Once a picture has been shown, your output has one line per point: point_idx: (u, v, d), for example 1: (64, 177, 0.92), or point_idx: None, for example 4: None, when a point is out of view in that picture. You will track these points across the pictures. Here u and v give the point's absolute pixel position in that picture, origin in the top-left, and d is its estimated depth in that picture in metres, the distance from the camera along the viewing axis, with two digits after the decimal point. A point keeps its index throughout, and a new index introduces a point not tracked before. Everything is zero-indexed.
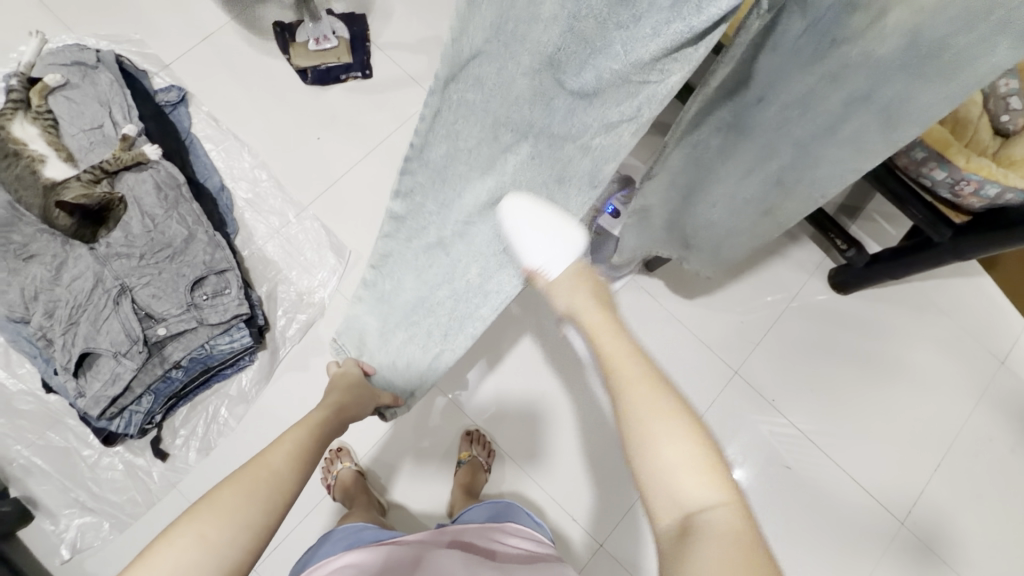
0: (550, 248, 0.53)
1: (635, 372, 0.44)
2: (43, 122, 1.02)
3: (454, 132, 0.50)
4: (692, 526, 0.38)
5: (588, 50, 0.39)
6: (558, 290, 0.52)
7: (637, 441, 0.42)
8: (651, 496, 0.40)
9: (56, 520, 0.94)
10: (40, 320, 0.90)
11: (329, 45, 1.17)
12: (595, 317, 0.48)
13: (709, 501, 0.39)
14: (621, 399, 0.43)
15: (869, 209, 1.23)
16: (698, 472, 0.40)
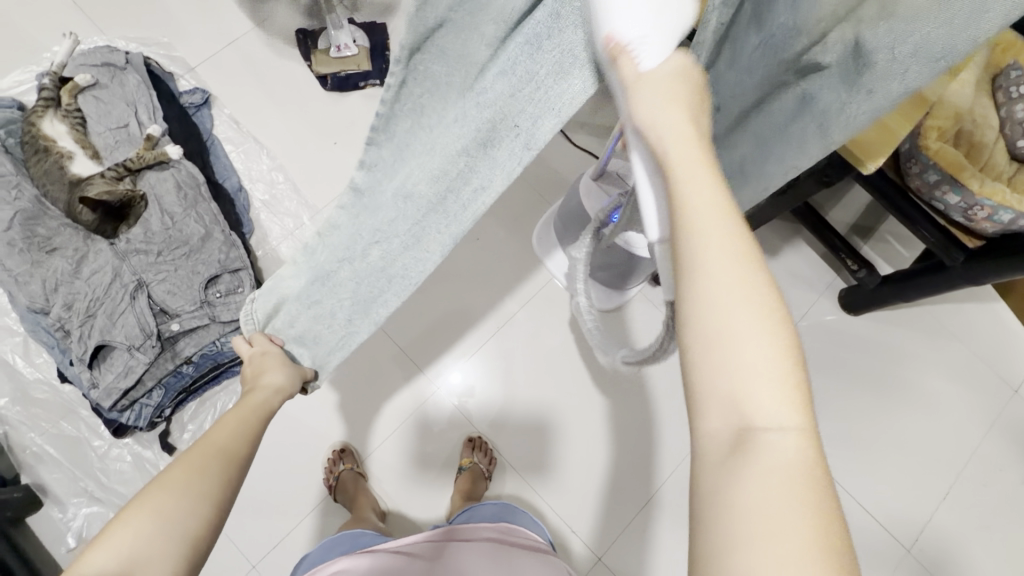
0: (641, 18, 0.33)
1: (724, 236, 0.31)
2: (72, 120, 1.05)
3: (420, 105, 0.50)
4: (753, 445, 0.29)
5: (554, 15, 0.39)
6: (646, 88, 0.35)
7: (708, 325, 0.31)
8: (709, 392, 0.31)
9: (64, 508, 0.96)
10: (59, 311, 0.92)
11: (349, 53, 1.18)
12: (688, 153, 0.34)
13: (785, 421, 0.30)
14: (694, 255, 0.32)
15: (882, 230, 1.22)
16: (777, 386, 0.30)
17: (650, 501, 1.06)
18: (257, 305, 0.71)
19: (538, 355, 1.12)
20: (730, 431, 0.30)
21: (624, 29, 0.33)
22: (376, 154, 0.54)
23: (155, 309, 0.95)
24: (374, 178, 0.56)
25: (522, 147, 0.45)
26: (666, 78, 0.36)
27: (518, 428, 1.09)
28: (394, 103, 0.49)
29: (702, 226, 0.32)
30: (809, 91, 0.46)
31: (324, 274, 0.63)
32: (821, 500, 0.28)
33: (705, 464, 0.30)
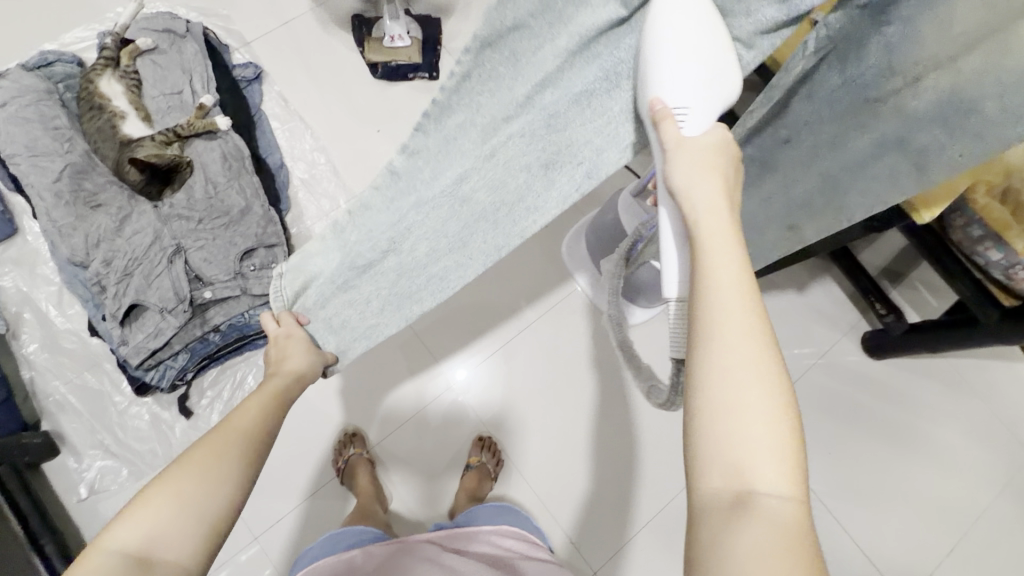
0: (693, 83, 0.47)
1: (746, 318, 0.40)
2: (128, 81, 1.07)
3: (476, 103, 0.50)
4: (748, 502, 0.36)
5: (621, 34, 0.47)
6: (687, 155, 0.48)
7: (717, 389, 0.39)
8: (711, 453, 0.38)
9: (80, 458, 0.98)
10: (98, 267, 0.93)
11: (402, 44, 1.21)
12: (716, 223, 0.45)
13: (780, 490, 0.36)
14: (710, 332, 0.40)
15: (912, 277, 1.21)
16: (775, 454, 0.37)
17: (651, 520, 1.06)
18: (285, 281, 0.64)
19: (555, 363, 1.13)
20: (732, 489, 0.37)
21: (670, 97, 0.47)
22: (421, 141, 0.53)
23: (190, 275, 0.96)
24: (414, 166, 0.54)
25: (582, 174, 0.55)
26: (696, 158, 0.48)
27: (529, 435, 1.09)
28: (457, 86, 0.49)
29: (715, 320, 0.41)
30: (893, 132, 0.47)
31: (361, 265, 0.59)
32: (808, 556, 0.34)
33: (709, 510, 0.37)
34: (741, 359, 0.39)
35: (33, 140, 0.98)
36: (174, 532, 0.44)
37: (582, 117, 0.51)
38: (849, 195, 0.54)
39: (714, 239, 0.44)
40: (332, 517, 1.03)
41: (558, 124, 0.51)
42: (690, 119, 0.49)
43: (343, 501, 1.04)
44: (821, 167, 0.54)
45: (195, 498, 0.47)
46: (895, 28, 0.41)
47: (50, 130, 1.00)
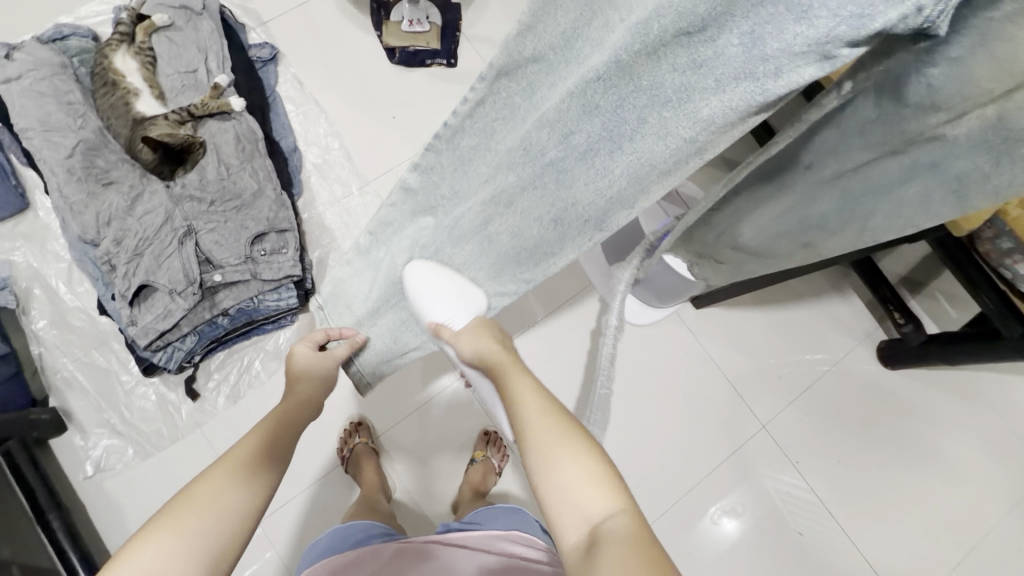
0: (446, 307, 0.57)
1: (534, 406, 0.51)
2: (143, 58, 1.06)
3: (491, 129, 0.46)
4: (597, 537, 0.41)
5: (630, 87, 0.36)
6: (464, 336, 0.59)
7: (541, 465, 0.47)
8: (559, 517, 0.44)
9: (86, 436, 0.98)
10: (109, 245, 0.92)
11: (420, 29, 1.19)
12: (500, 359, 0.58)
13: (608, 510, 0.43)
14: (523, 434, 0.50)
15: (934, 286, 1.19)
16: (596, 486, 0.44)
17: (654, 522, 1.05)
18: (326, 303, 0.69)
19: (563, 360, 1.12)
20: (581, 534, 0.42)
21: (436, 317, 0.58)
22: (434, 159, 0.50)
23: (200, 257, 0.95)
24: (430, 182, 0.52)
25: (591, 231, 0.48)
26: (475, 330, 0.59)
27: None
28: (475, 108, 0.45)
29: (523, 425, 0.50)
30: (927, 158, 0.41)
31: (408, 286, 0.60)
32: (654, 549, 0.38)
33: (574, 566, 0.41)
34: (545, 437, 0.48)
35: (46, 115, 0.97)
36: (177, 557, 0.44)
37: (575, 176, 0.43)
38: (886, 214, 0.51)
39: (503, 364, 0.57)
40: (335, 505, 1.03)
41: (565, 176, 0.43)
42: (457, 318, 0.58)
43: (347, 489, 1.04)
44: (849, 186, 0.49)
45: (198, 526, 0.47)
46: (939, 71, 0.34)
47: (63, 105, 0.99)
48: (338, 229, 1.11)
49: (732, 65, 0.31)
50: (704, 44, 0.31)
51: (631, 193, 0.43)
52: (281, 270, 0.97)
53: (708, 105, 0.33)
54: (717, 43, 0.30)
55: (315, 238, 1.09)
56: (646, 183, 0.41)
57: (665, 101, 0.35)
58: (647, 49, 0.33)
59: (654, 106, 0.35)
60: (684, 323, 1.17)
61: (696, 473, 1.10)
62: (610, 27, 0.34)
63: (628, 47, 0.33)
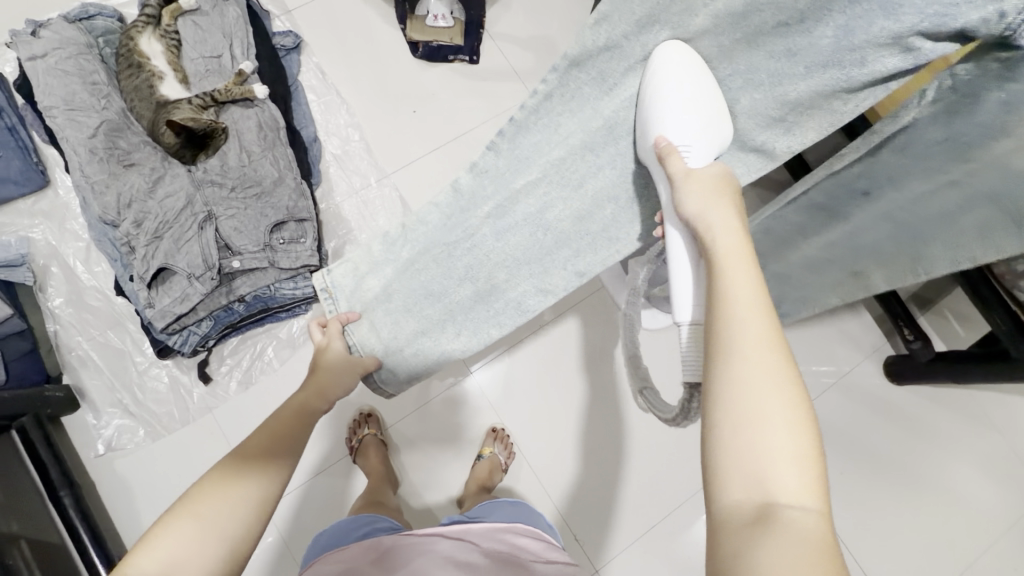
0: (688, 132, 0.52)
1: (760, 326, 0.40)
2: (168, 41, 1.07)
3: (556, 121, 0.60)
4: (773, 516, 0.33)
5: (744, 53, 0.49)
6: (691, 185, 0.50)
7: (740, 400, 0.38)
8: (734, 464, 0.36)
9: (99, 415, 0.98)
10: (128, 227, 0.93)
11: (445, 24, 1.19)
12: (730, 241, 0.45)
13: (805, 503, 0.34)
14: (728, 344, 0.40)
15: (942, 304, 1.20)
16: (796, 461, 0.35)
17: (655, 526, 1.06)
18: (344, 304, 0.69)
19: (572, 362, 1.13)
20: (753, 502, 0.35)
21: (672, 137, 0.52)
22: (492, 161, 0.63)
23: (219, 243, 0.95)
24: (480, 183, 0.64)
25: None
26: (705, 183, 0.50)
27: (543, 431, 1.10)
28: (541, 103, 0.59)
29: (740, 337, 0.40)
30: (985, 188, 0.42)
31: (436, 292, 0.67)
32: (840, 573, 0.31)
33: (728, 526, 0.35)
34: (759, 363, 0.39)
35: (71, 94, 0.97)
36: (195, 542, 0.46)
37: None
38: (928, 241, 0.52)
39: (733, 262, 0.44)
40: (340, 495, 1.03)
41: None
42: (699, 150, 0.52)
43: (354, 480, 1.04)
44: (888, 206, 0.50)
45: (216, 515, 0.48)
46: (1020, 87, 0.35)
47: (88, 85, 0.99)
48: (355, 221, 1.11)
49: (825, 53, 0.44)
50: (802, 34, 0.44)
51: (725, 151, 0.57)
52: (299, 261, 0.97)
53: (801, 82, 0.47)
54: (816, 34, 0.43)
55: (332, 230, 1.10)
56: (741, 145, 0.56)
57: (763, 77, 0.49)
58: (758, 30, 0.46)
59: (753, 81, 0.49)
60: None
61: None
62: (695, 11, 0.49)
63: (734, 32, 0.47)
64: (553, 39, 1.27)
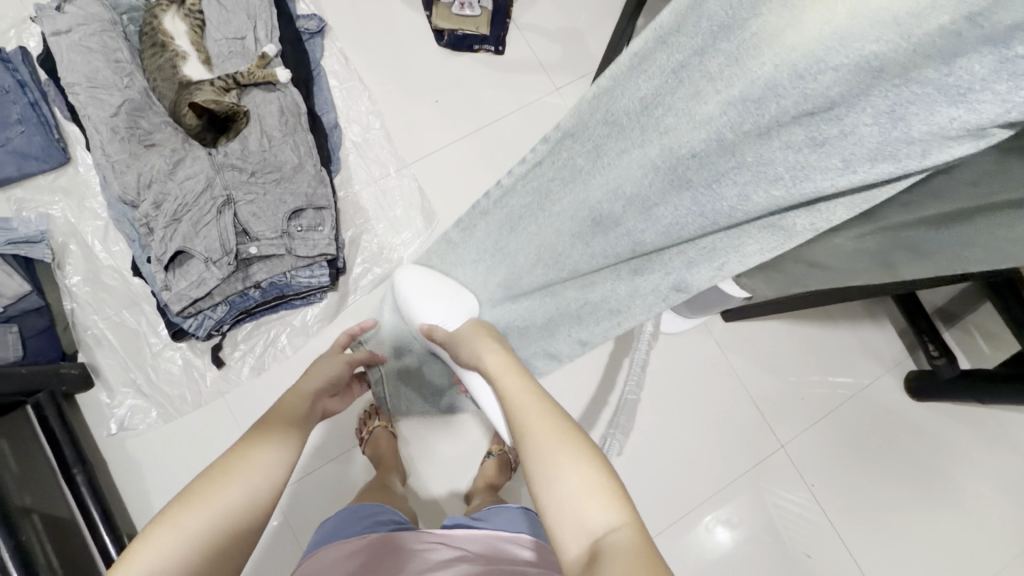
0: (441, 310, 0.74)
1: (535, 414, 0.51)
2: (192, 21, 1.05)
3: (547, 188, 0.61)
4: (598, 548, 0.38)
5: (732, 163, 0.41)
6: (460, 338, 0.69)
7: (542, 470, 0.45)
8: (560, 527, 0.42)
9: (112, 394, 0.99)
10: (147, 208, 0.92)
11: (471, 13, 1.17)
12: (501, 362, 0.61)
13: (612, 523, 0.40)
14: (525, 434, 0.49)
15: (969, 320, 1.16)
16: (598, 496, 0.42)
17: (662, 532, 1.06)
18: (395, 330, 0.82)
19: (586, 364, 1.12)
20: (579, 547, 0.40)
21: (427, 320, 0.76)
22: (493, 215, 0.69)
23: (238, 228, 0.95)
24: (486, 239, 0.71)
25: (669, 284, 0.54)
26: (469, 330, 0.70)
27: None
28: (519, 179, 0.63)
29: (527, 425, 0.50)
30: None
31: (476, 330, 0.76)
32: (657, 562, 0.35)
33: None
34: (545, 441, 0.47)
35: (94, 71, 0.96)
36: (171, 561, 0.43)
37: (665, 228, 0.50)
38: None
39: (505, 376, 0.59)
40: (348, 485, 1.03)
41: (643, 235, 0.52)
42: (453, 320, 0.73)
43: (362, 470, 1.04)
44: None
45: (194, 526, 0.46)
46: None
47: (111, 63, 0.98)
48: (373, 210, 1.10)
49: (867, 146, 0.33)
50: (831, 124, 0.34)
51: (723, 240, 0.47)
52: (318, 250, 0.97)
53: (835, 179, 0.35)
54: (846, 123, 0.33)
55: (350, 219, 1.09)
56: (747, 222, 0.44)
57: (777, 177, 0.39)
58: (760, 130, 0.38)
59: (763, 180, 0.39)
60: (711, 336, 1.17)
61: (708, 486, 1.10)
62: (705, 101, 0.41)
63: (737, 126, 0.39)
64: (580, 31, 1.24)
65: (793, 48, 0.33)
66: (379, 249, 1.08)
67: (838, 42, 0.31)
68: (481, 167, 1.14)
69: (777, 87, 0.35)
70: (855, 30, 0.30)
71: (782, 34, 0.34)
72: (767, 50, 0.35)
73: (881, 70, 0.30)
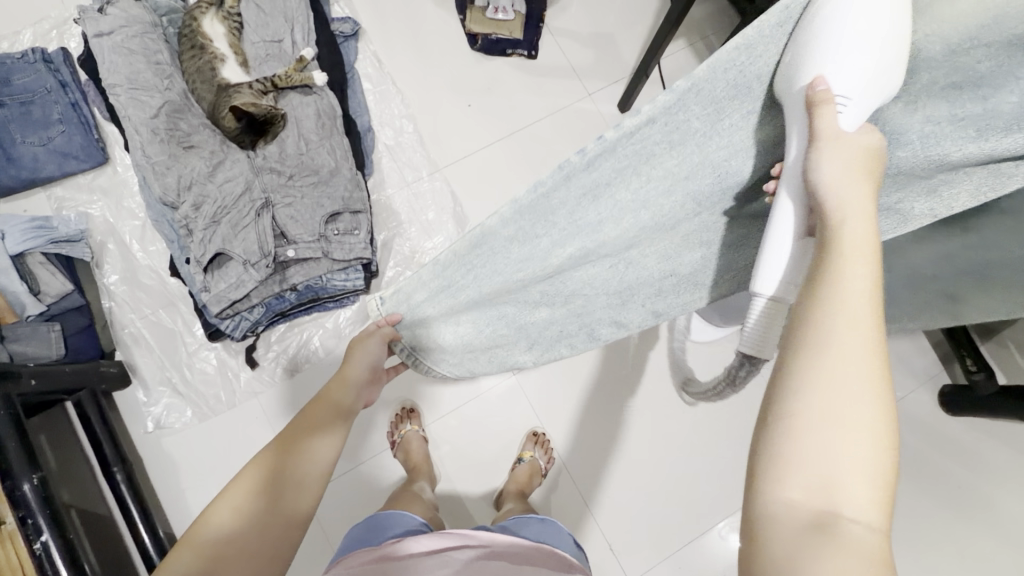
0: (855, 67, 0.44)
1: (861, 322, 0.34)
2: (230, 23, 1.05)
3: (642, 153, 0.53)
4: (834, 526, 0.30)
5: (884, 131, 0.49)
6: (825, 149, 0.44)
7: (825, 398, 0.32)
8: (800, 467, 0.31)
9: (148, 392, 1.00)
10: (188, 210, 0.93)
11: (505, 17, 1.17)
12: (863, 227, 0.39)
13: (870, 519, 0.30)
14: (820, 332, 0.34)
15: (1007, 337, 1.14)
16: (870, 479, 0.31)
17: (689, 543, 1.05)
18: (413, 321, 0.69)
19: (616, 374, 1.11)
20: (812, 504, 0.31)
21: (833, 81, 0.44)
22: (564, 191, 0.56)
23: (275, 231, 0.95)
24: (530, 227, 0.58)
25: None
26: (840, 150, 0.43)
27: (583, 436, 1.09)
28: (595, 159, 0.53)
29: (832, 320, 0.34)
30: None
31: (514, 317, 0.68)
32: None
33: (782, 528, 0.31)
34: (857, 366, 0.33)
35: (135, 72, 0.97)
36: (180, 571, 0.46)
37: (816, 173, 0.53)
38: None
39: (847, 226, 0.39)
40: (380, 490, 1.03)
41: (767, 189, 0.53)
42: (853, 108, 0.44)
43: (392, 473, 1.05)
44: None
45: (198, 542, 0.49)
46: None
47: (152, 64, 0.99)
48: (406, 213, 1.11)
49: (1007, 120, 0.45)
50: (975, 102, 0.45)
51: None
52: (354, 254, 0.97)
53: (967, 147, 0.47)
54: (992, 101, 0.44)
55: (383, 222, 1.09)
56: (881, 193, 0.54)
57: (910, 142, 0.49)
58: (906, 100, 0.48)
59: (896, 145, 0.49)
60: None
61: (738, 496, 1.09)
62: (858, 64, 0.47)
63: (898, 89, 0.47)
64: (612, 35, 1.23)
65: (954, 25, 0.43)
66: (411, 253, 1.09)
67: (990, 23, 0.41)
68: (513, 173, 1.14)
69: (933, 57, 0.45)
70: (1010, 12, 0.40)
71: (931, 12, 0.45)
72: (924, 20, 0.45)
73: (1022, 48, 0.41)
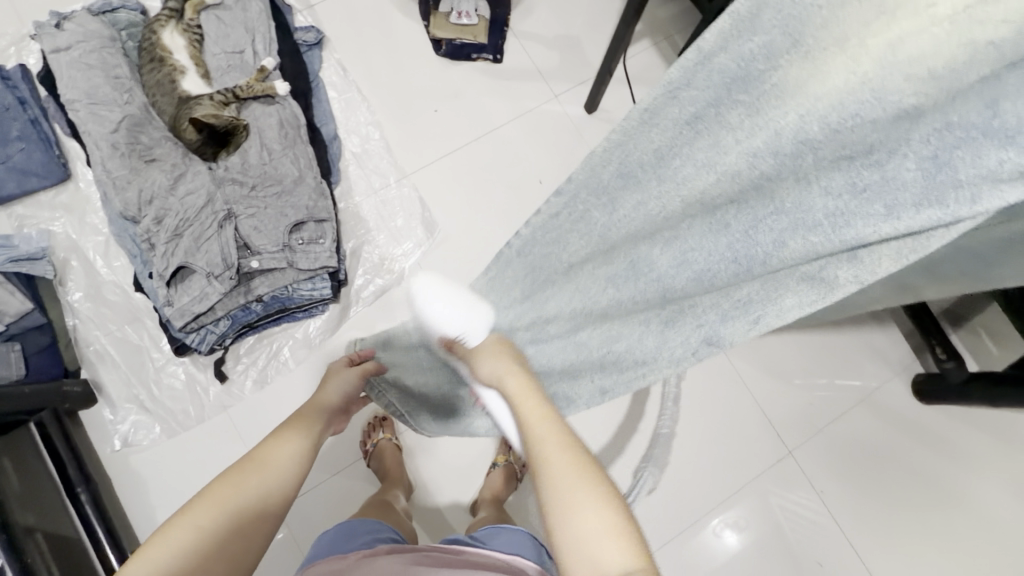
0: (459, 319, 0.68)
1: (557, 443, 0.46)
2: (191, 36, 1.05)
3: (559, 238, 0.56)
4: None
5: (769, 208, 0.36)
6: (483, 357, 0.59)
7: (560, 503, 0.42)
8: (573, 560, 0.40)
9: (115, 410, 0.99)
10: (149, 224, 0.92)
11: (468, 22, 1.17)
12: (514, 385, 0.53)
13: (626, 565, 0.38)
14: (542, 470, 0.44)
15: (980, 326, 1.15)
16: (615, 535, 0.40)
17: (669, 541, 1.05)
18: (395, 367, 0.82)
19: None
20: None
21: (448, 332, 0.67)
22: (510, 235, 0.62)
23: (239, 242, 0.94)
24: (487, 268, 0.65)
25: (698, 338, 0.40)
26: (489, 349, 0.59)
27: None
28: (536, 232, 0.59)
29: (541, 449, 0.46)
30: None
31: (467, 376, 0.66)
32: None
33: None
34: (565, 479, 0.43)
35: (94, 87, 0.97)
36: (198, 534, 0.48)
37: (697, 273, 0.41)
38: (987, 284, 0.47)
39: (520, 392, 0.52)
40: (354, 500, 1.02)
41: (658, 276, 0.44)
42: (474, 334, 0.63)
43: (367, 483, 1.03)
44: None
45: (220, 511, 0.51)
46: None
47: (111, 79, 0.98)
48: (374, 220, 1.10)
49: (912, 191, 0.29)
50: (868, 167, 0.31)
51: (759, 290, 0.37)
52: (320, 262, 0.96)
53: (874, 225, 0.30)
54: (886, 167, 0.30)
55: (351, 230, 1.09)
56: (787, 275, 0.35)
57: (815, 224, 0.33)
58: (795, 177, 0.36)
59: (800, 227, 0.34)
60: None
61: (716, 492, 1.09)
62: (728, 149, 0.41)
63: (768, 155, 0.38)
64: (578, 38, 1.24)
65: (817, 97, 0.35)
66: (380, 260, 1.08)
67: (868, 95, 0.32)
68: (481, 177, 1.14)
69: (807, 138, 0.35)
70: (887, 85, 0.32)
71: (803, 89, 0.36)
72: (791, 99, 0.37)
73: (921, 115, 0.30)
